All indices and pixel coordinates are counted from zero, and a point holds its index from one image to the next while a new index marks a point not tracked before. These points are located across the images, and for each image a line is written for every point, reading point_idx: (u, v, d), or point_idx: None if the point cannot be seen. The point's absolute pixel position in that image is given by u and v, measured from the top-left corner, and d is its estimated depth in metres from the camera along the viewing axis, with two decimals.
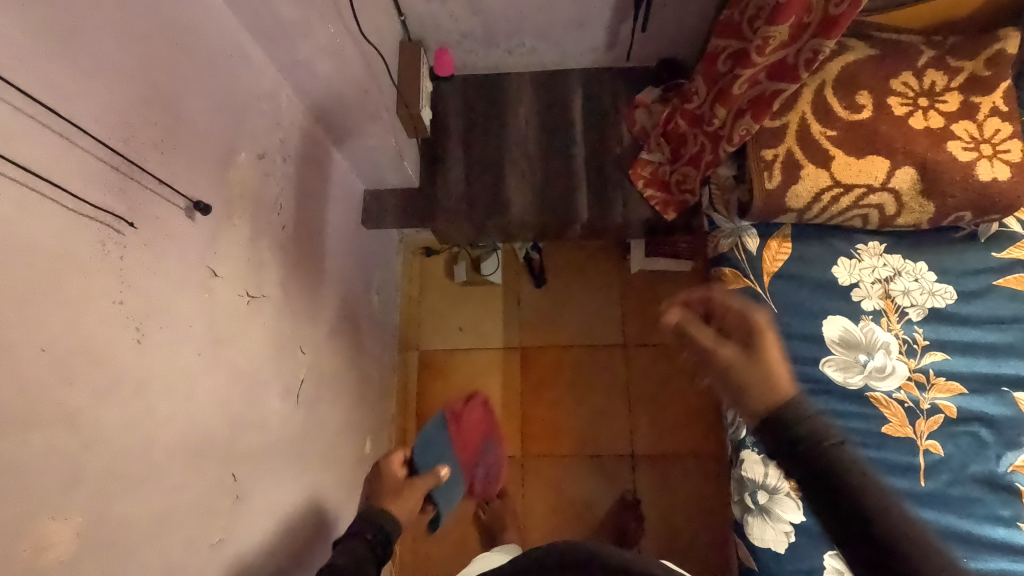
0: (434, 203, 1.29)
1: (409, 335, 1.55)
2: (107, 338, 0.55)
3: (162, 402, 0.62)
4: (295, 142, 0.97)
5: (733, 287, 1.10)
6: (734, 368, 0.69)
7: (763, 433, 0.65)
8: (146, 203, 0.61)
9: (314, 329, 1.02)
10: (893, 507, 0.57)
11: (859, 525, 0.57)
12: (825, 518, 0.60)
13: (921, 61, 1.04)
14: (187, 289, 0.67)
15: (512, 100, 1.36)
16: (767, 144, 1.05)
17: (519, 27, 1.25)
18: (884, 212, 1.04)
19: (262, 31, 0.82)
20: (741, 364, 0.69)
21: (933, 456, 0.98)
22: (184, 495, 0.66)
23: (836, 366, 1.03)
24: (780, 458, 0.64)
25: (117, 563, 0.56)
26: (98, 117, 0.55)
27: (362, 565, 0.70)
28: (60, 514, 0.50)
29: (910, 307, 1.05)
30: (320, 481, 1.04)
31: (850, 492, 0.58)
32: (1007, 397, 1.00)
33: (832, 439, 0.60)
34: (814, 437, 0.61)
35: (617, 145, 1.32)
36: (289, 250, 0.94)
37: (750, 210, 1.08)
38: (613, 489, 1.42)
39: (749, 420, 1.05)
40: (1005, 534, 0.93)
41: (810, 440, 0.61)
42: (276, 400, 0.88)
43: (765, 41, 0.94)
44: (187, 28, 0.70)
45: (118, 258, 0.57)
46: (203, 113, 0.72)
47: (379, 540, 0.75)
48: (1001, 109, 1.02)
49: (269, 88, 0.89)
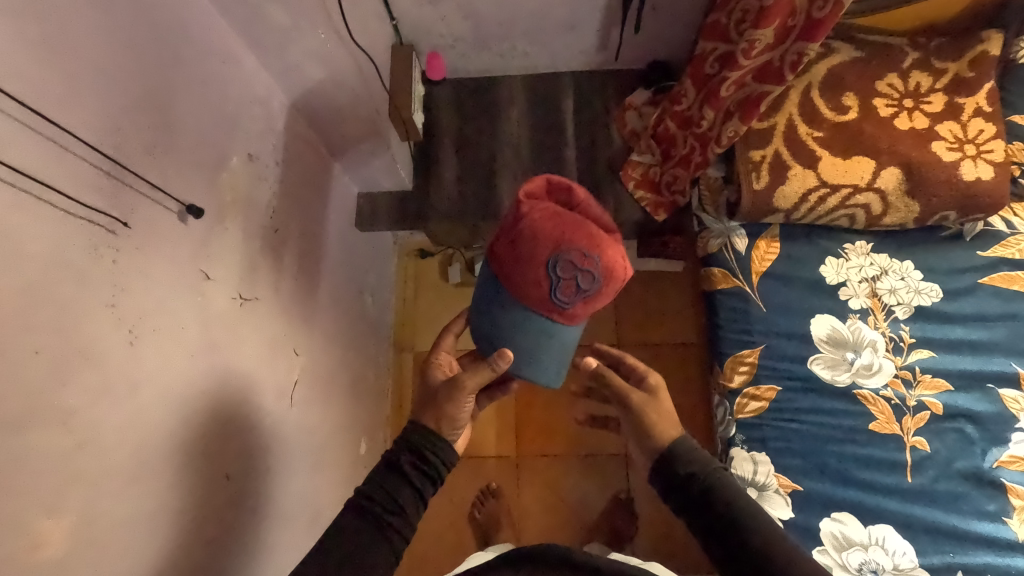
0: (427, 206, 1.30)
1: (403, 336, 1.56)
2: (100, 340, 0.56)
3: (155, 403, 0.63)
4: (287, 146, 0.98)
5: (722, 286, 1.12)
6: (644, 409, 0.77)
7: (659, 472, 0.72)
8: (138, 207, 0.62)
9: (307, 330, 1.03)
10: (770, 526, 0.65)
11: (741, 547, 0.64)
12: (714, 548, 0.67)
13: (906, 63, 1.05)
14: (179, 291, 0.68)
15: (504, 103, 1.37)
16: (755, 146, 1.06)
17: (510, 30, 1.26)
18: (870, 212, 1.06)
19: (253, 36, 0.83)
20: (650, 409, 0.76)
21: (920, 452, 0.99)
22: (177, 494, 0.66)
23: (824, 364, 1.04)
24: (676, 488, 0.71)
25: (109, 561, 0.56)
26: (90, 123, 0.56)
27: (396, 495, 0.67)
28: (53, 512, 0.51)
29: (896, 305, 1.06)
30: (314, 481, 1.05)
31: (734, 506, 0.66)
32: (992, 393, 1.01)
33: (715, 468, 0.70)
34: (697, 470, 0.70)
35: (608, 147, 1.33)
36: (282, 253, 0.95)
37: (739, 211, 1.09)
38: (606, 488, 1.43)
39: (739, 418, 1.06)
40: (990, 529, 0.95)
41: (696, 471, 0.69)
42: (270, 401, 0.88)
43: (750, 44, 0.95)
44: (179, 34, 0.71)
45: (110, 262, 0.58)
46: (195, 118, 0.73)
47: (417, 459, 0.69)
48: (985, 109, 1.03)
49: (262, 92, 0.90)
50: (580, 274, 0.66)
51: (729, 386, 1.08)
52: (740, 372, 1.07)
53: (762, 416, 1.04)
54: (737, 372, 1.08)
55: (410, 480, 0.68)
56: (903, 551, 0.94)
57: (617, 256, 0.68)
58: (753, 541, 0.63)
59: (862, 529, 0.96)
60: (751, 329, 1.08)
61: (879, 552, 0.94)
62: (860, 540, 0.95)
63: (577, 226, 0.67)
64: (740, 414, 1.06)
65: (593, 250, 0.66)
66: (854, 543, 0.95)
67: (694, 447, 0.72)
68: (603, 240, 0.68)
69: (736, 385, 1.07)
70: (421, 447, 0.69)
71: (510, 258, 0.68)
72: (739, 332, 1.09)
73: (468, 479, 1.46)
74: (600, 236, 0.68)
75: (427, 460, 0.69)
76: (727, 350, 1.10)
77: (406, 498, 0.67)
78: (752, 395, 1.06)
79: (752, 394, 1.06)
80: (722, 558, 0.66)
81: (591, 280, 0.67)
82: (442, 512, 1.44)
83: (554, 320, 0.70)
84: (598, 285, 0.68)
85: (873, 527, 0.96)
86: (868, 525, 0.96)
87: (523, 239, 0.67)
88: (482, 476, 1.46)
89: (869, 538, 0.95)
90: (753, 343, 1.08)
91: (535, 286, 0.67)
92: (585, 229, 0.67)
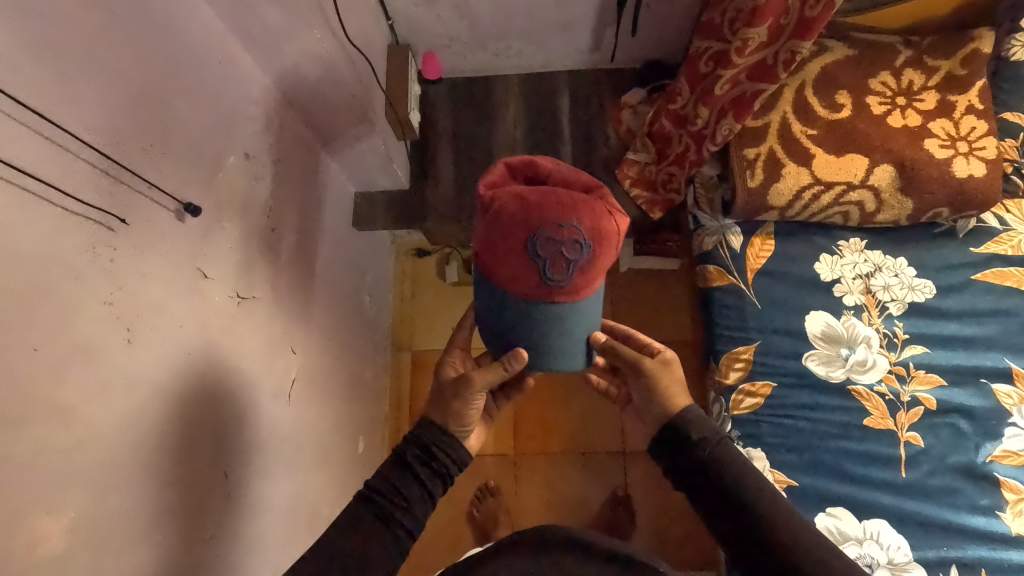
0: (424, 205, 1.30)
1: (401, 336, 1.56)
2: (98, 338, 0.56)
3: (153, 400, 0.64)
4: (284, 145, 0.98)
5: (717, 284, 1.13)
6: (653, 390, 0.76)
7: (667, 437, 0.73)
8: (136, 205, 0.62)
9: (304, 329, 1.03)
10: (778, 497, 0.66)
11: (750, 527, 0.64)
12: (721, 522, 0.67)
13: (899, 61, 1.06)
14: (177, 289, 0.68)
15: (501, 103, 1.38)
16: (750, 144, 1.07)
17: (506, 29, 1.27)
18: (864, 209, 1.06)
19: (248, 35, 0.84)
20: (663, 383, 0.76)
21: (914, 447, 1.00)
22: (176, 492, 0.67)
23: (819, 360, 1.05)
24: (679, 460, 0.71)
25: (108, 557, 0.57)
26: (87, 122, 0.57)
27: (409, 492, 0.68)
28: (52, 509, 0.51)
29: (890, 302, 1.07)
30: (312, 480, 1.06)
31: (738, 489, 0.66)
32: (985, 389, 1.02)
33: (724, 439, 0.71)
34: (705, 438, 0.70)
35: (604, 146, 1.34)
36: (279, 252, 0.95)
37: (734, 208, 1.10)
38: (604, 485, 1.44)
39: (735, 415, 1.06)
40: (984, 522, 0.96)
41: (707, 438, 0.70)
42: (267, 399, 0.89)
43: (744, 42, 0.96)
44: (175, 34, 0.71)
45: (108, 260, 0.58)
46: (192, 117, 0.74)
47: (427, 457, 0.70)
48: (977, 107, 1.04)
49: (259, 92, 0.90)
50: (564, 247, 0.61)
51: (724, 382, 1.09)
52: (735, 369, 1.08)
53: (757, 412, 1.05)
54: (733, 369, 1.08)
55: (420, 476, 0.69)
56: (898, 545, 0.95)
57: (600, 212, 0.63)
58: (754, 533, 0.64)
59: (857, 523, 0.97)
60: (746, 326, 1.09)
61: (874, 547, 0.95)
62: (855, 534, 0.96)
63: (545, 196, 0.62)
64: (736, 410, 1.06)
65: (566, 219, 0.61)
66: (850, 537, 0.96)
67: (706, 417, 0.72)
68: (577, 203, 0.62)
69: (731, 381, 1.08)
70: (433, 446, 0.70)
71: (492, 255, 0.65)
72: (734, 329, 1.10)
73: (466, 477, 1.46)
74: (572, 199, 0.62)
75: (436, 458, 0.70)
76: (723, 346, 1.10)
77: (412, 493, 0.68)
78: (747, 391, 1.06)
79: (748, 390, 1.06)
80: (723, 526, 0.67)
81: (582, 251, 0.62)
82: (441, 510, 1.45)
83: (560, 301, 0.66)
84: (590, 253, 0.63)
85: (868, 522, 0.97)
86: (863, 520, 0.97)
87: (495, 230, 0.63)
88: (480, 474, 1.46)
89: (864, 532, 0.96)
90: (748, 340, 1.08)
91: (524, 276, 0.64)
92: (551, 198, 0.62)
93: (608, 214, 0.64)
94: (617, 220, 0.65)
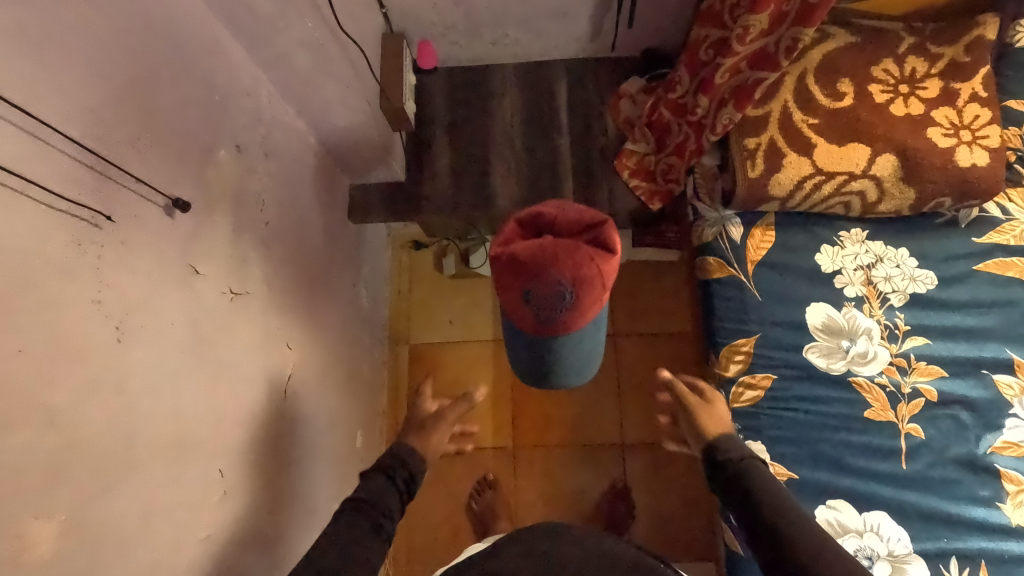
0: (420, 197, 1.29)
1: (398, 328, 1.55)
2: (85, 337, 0.55)
3: (145, 399, 0.63)
4: (276, 136, 0.97)
5: (717, 276, 1.11)
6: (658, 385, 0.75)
7: None
8: (124, 201, 0.61)
9: (300, 324, 1.02)
10: None
11: None
12: None
13: (902, 48, 1.04)
14: (167, 287, 0.67)
15: (498, 92, 1.36)
16: (750, 133, 1.06)
17: (502, 17, 1.24)
18: (866, 199, 1.05)
19: (237, 24, 0.81)
20: None
21: (915, 439, 1.00)
22: (170, 492, 0.66)
23: (819, 353, 1.04)
24: None
25: (101, 560, 0.56)
26: (71, 116, 0.55)
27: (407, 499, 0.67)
28: (41, 513, 0.50)
29: (891, 293, 1.06)
30: (310, 475, 1.05)
31: None
32: (986, 380, 1.01)
33: None
34: None
35: (602, 136, 1.32)
36: (272, 246, 0.93)
37: (734, 199, 1.08)
38: (604, 477, 1.43)
39: (735, 407, 1.05)
40: (984, 514, 0.96)
41: None
42: (262, 396, 0.88)
43: (745, 30, 0.93)
44: (161, 23, 0.69)
45: (95, 257, 0.57)
46: (180, 109, 0.72)
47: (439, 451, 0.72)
48: (981, 94, 1.02)
49: (249, 82, 0.88)
50: (549, 301, 0.61)
51: (724, 375, 1.08)
52: (735, 361, 1.07)
53: (758, 405, 1.04)
54: (733, 361, 1.07)
55: None
56: (898, 537, 0.95)
57: (578, 258, 0.59)
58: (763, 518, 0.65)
59: (857, 515, 0.96)
60: (745, 318, 1.08)
61: (874, 538, 0.95)
62: (855, 526, 0.96)
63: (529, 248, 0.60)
64: (736, 403, 1.05)
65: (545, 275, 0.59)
66: (849, 530, 0.96)
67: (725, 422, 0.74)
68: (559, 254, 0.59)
69: (732, 374, 1.07)
70: None
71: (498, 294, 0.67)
72: (734, 321, 1.09)
73: (466, 469, 1.46)
74: (554, 248, 0.59)
75: None
76: (722, 339, 1.09)
77: None
78: (747, 383, 1.05)
79: (748, 383, 1.05)
80: None
81: (563, 299, 0.61)
82: (440, 504, 1.44)
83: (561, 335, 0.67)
84: (573, 298, 0.61)
85: (868, 514, 0.97)
86: (863, 512, 0.97)
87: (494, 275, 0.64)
88: (479, 467, 1.46)
89: (864, 525, 0.96)
90: (748, 332, 1.07)
91: (521, 315, 0.66)
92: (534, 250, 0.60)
93: (589, 257, 0.60)
94: (601, 261, 0.60)
